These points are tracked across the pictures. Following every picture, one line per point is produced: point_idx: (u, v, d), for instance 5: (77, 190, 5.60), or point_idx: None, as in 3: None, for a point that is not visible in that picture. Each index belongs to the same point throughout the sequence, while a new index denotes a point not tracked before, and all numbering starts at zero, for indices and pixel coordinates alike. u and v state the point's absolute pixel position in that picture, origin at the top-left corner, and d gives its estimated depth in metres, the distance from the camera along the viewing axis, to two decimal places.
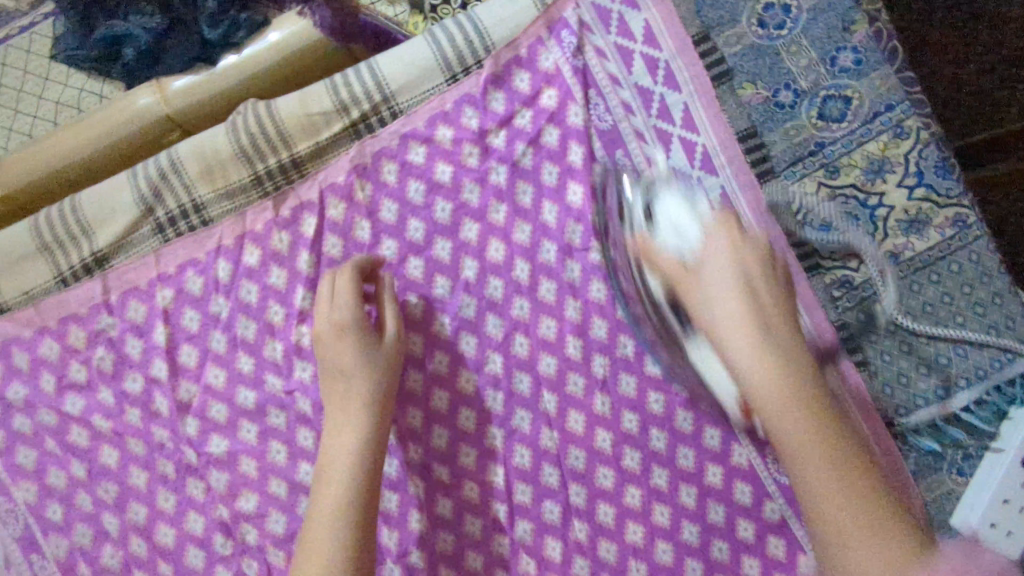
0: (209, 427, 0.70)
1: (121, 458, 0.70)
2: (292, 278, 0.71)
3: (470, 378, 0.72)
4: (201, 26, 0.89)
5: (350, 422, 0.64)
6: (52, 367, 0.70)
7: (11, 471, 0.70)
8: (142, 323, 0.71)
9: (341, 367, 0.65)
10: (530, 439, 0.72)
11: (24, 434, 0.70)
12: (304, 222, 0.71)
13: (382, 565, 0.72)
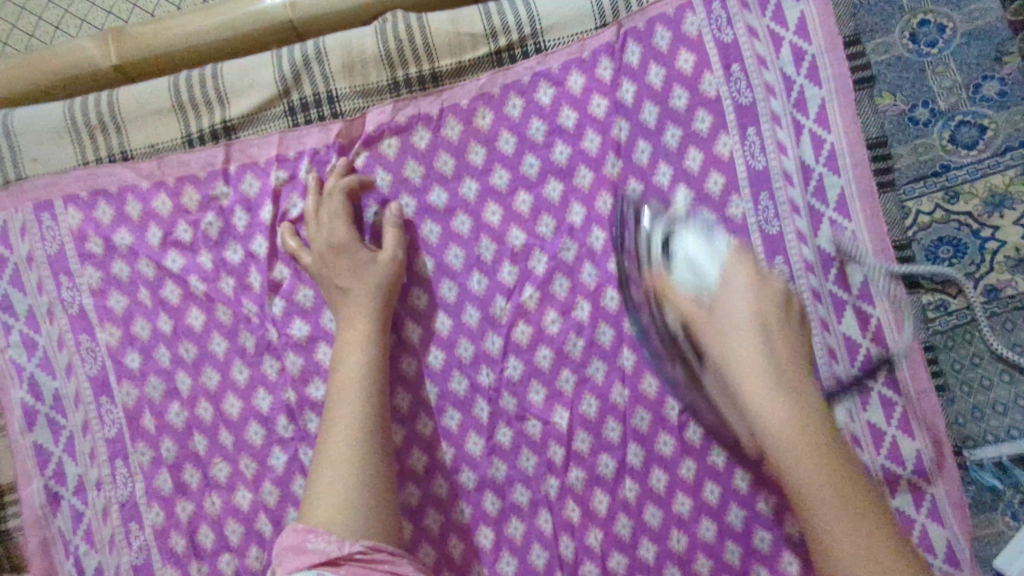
0: (295, 310, 0.72)
1: (206, 323, 0.72)
2: (399, 183, 0.71)
3: (556, 319, 0.72)
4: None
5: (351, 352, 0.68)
6: (161, 222, 0.72)
7: (102, 312, 0.72)
8: (253, 198, 0.72)
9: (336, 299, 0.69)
10: (600, 390, 0.72)
11: (122, 279, 0.72)
12: (417, 134, 0.71)
13: (429, 480, 0.72)
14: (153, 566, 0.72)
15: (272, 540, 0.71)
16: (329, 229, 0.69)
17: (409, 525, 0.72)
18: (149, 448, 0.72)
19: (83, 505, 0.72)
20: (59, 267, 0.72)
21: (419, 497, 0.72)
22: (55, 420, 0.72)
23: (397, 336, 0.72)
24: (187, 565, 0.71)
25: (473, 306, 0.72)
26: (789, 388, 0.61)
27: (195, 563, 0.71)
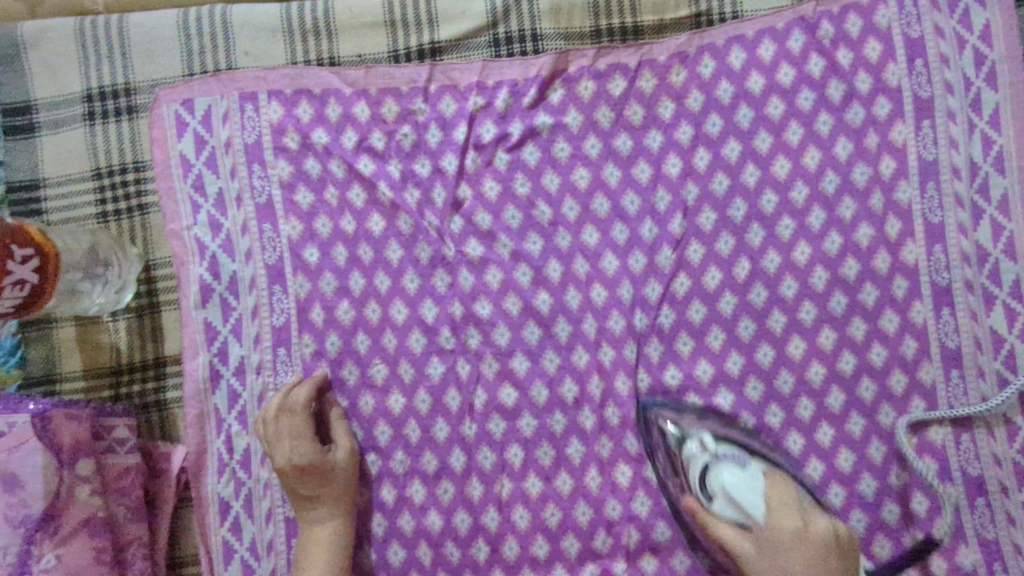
0: (471, 230, 0.75)
1: (385, 230, 0.75)
2: (587, 124, 0.75)
3: (716, 276, 0.74)
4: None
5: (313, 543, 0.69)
6: (357, 127, 0.75)
7: (289, 205, 0.75)
8: (449, 118, 0.75)
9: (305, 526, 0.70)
10: (747, 348, 0.74)
11: (312, 176, 0.75)
12: (613, 80, 0.75)
13: (576, 411, 0.74)
14: None
15: (418, 446, 0.74)
16: (285, 442, 0.70)
17: (549, 451, 0.74)
18: (313, 341, 0.74)
19: (241, 387, 0.74)
20: (254, 156, 0.75)
21: (564, 426, 0.74)
22: (227, 301, 0.74)
23: (562, 268, 0.74)
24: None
25: (640, 251, 0.74)
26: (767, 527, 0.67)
27: None
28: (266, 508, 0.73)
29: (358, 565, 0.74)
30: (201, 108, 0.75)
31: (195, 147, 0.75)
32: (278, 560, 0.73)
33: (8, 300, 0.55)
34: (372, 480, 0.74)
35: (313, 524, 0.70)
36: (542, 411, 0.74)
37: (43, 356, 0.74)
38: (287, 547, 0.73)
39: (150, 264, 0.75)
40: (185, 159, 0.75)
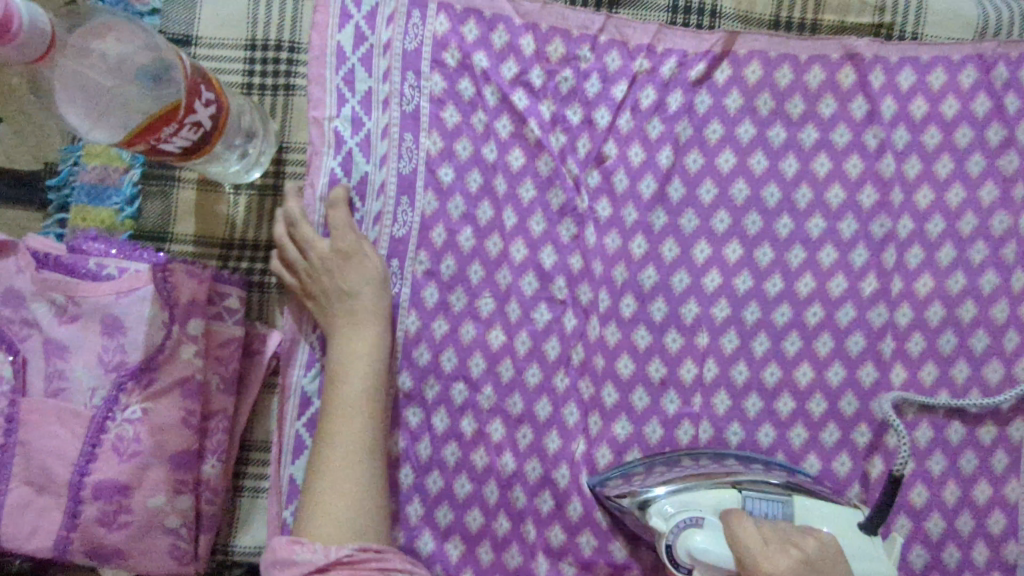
0: (606, 187, 0.75)
1: (525, 166, 0.75)
2: (746, 108, 0.74)
3: (840, 286, 0.74)
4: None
5: (348, 397, 0.66)
6: (516, 62, 0.75)
7: (437, 120, 0.74)
8: (612, 72, 0.75)
9: (337, 371, 0.67)
10: (851, 363, 0.73)
11: (462, 97, 0.74)
12: (781, 69, 0.74)
13: (665, 388, 0.74)
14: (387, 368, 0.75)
15: (506, 386, 0.74)
16: (323, 268, 0.69)
17: (631, 422, 0.74)
18: (426, 259, 0.74)
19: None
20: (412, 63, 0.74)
21: (651, 401, 0.74)
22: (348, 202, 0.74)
23: (684, 246, 0.75)
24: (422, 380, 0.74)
25: (768, 245, 0.74)
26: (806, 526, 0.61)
27: (431, 380, 0.74)
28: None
29: (421, 487, 0.74)
30: (369, 3, 0.74)
31: (354, 41, 0.74)
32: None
33: (182, 139, 0.57)
34: (452, 409, 0.74)
35: (343, 363, 0.67)
36: (633, 382, 0.74)
37: (159, 212, 0.73)
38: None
39: (283, 147, 0.75)
40: (342, 49, 0.73)
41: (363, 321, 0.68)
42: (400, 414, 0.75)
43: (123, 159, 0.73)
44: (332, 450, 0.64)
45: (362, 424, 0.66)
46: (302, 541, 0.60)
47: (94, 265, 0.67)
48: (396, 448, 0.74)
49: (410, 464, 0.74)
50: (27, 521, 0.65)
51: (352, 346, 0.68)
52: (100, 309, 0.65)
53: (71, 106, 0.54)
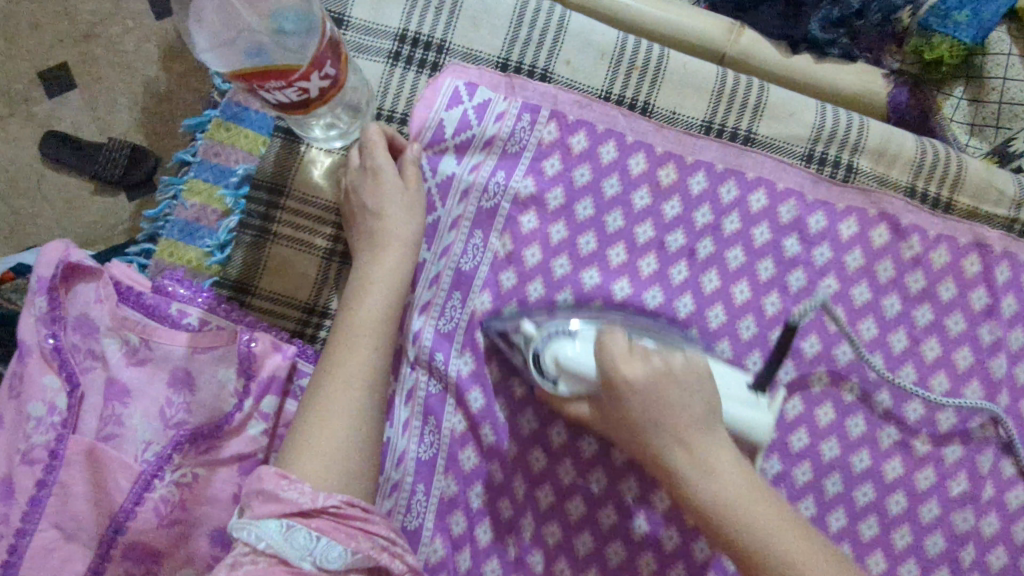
0: (700, 323, 0.71)
1: (597, 287, 0.71)
2: (864, 270, 0.71)
3: (928, 477, 0.70)
4: (810, 23, 0.88)
5: (374, 315, 0.60)
6: (625, 176, 0.72)
7: (524, 223, 0.71)
8: (725, 204, 0.72)
9: (367, 296, 0.61)
10: (926, 561, 0.69)
11: (558, 202, 0.71)
12: (907, 242, 0.71)
13: None
14: (435, 467, 0.70)
15: (559, 511, 0.69)
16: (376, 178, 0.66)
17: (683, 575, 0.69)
18: (502, 371, 0.70)
19: (416, 380, 0.70)
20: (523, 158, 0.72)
21: (706, 557, 0.69)
22: (429, 302, 0.71)
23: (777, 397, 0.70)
24: (472, 484, 0.70)
25: (862, 416, 0.70)
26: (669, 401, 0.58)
27: (476, 486, 0.70)
28: (387, 508, 0.69)
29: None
30: (481, 95, 0.71)
31: (459, 124, 0.71)
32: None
33: (281, 95, 0.52)
34: (499, 522, 0.69)
35: (370, 275, 0.62)
36: (691, 533, 0.69)
37: (246, 261, 0.70)
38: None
39: None
40: (440, 127, 0.71)
41: (389, 232, 0.64)
42: (445, 517, 0.70)
43: (225, 203, 0.71)
44: (342, 364, 0.57)
45: (373, 350, 0.59)
46: (290, 476, 0.51)
47: (174, 311, 0.65)
48: (435, 553, 0.69)
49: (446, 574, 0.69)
50: (48, 568, 0.61)
51: (382, 245, 0.64)
52: (170, 360, 0.63)
53: (205, 33, 0.54)
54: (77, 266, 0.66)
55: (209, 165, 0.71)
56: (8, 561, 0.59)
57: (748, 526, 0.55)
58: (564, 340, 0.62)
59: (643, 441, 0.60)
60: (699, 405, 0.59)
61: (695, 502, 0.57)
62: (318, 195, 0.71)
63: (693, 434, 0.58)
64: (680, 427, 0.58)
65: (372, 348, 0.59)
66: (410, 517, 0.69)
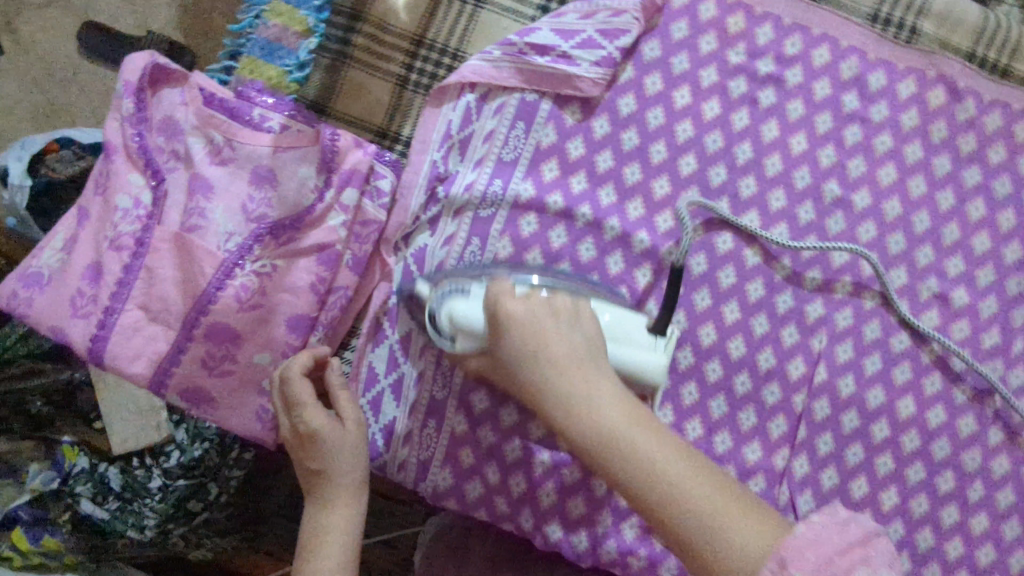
0: (756, 169, 0.74)
1: (661, 127, 0.74)
2: (918, 131, 0.75)
3: (963, 328, 0.74)
4: None
5: (322, 492, 0.63)
6: (694, 21, 0.74)
7: None
8: (788, 56, 0.75)
9: (315, 456, 0.63)
10: (953, 406, 0.74)
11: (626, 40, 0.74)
12: (962, 105, 0.74)
13: (764, 381, 0.74)
14: None
15: None
16: (305, 405, 0.63)
17: (724, 404, 0.74)
18: (563, 201, 0.73)
19: (468, 200, 0.72)
20: (631, 33, 0.72)
21: (746, 389, 0.74)
22: (494, 130, 0.73)
23: (825, 246, 0.74)
24: None
25: (905, 269, 0.74)
26: (585, 384, 0.56)
27: None
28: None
29: (492, 417, 0.72)
30: None
31: (565, 33, 0.73)
32: (423, 367, 0.72)
33: None
34: None
35: (309, 442, 0.62)
36: (734, 367, 0.74)
37: (323, 83, 0.73)
38: (434, 363, 0.71)
39: (457, 57, 0.74)
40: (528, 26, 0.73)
41: (314, 451, 0.63)
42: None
43: (305, 23, 0.72)
44: (308, 528, 0.62)
45: (347, 532, 0.62)
46: None
47: (257, 115, 0.67)
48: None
49: (485, 391, 0.71)
50: (133, 345, 0.64)
51: (305, 433, 0.63)
52: (252, 159, 0.66)
53: None
54: (162, 70, 0.68)
55: None
56: (97, 335, 0.64)
57: (744, 553, 0.50)
58: (456, 294, 0.63)
59: (597, 422, 0.55)
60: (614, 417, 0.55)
61: (659, 483, 0.53)
62: (394, 24, 0.73)
63: (598, 418, 0.55)
64: (591, 410, 0.55)
65: (331, 503, 0.62)
66: None
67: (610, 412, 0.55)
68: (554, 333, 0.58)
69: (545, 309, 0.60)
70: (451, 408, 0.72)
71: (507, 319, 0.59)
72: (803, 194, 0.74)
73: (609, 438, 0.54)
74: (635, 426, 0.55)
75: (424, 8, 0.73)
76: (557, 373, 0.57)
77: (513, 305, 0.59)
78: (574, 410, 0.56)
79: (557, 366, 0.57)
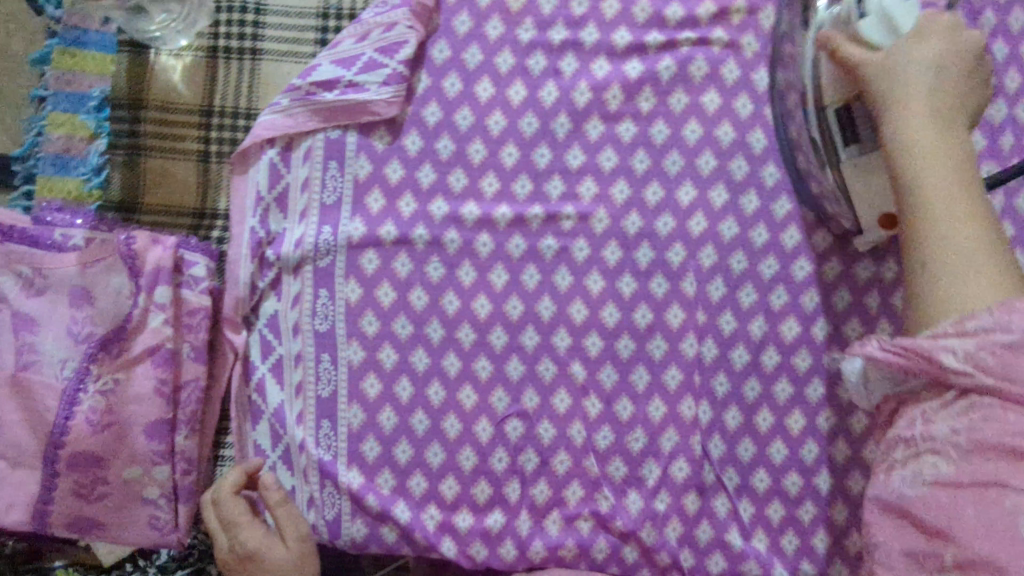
0: (578, 137, 0.72)
1: (473, 126, 0.72)
2: (729, 53, 0.73)
3: (826, 237, 0.72)
4: None
5: None
6: (474, 10, 0.73)
7: None
8: (577, 17, 0.73)
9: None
10: (838, 316, 0.71)
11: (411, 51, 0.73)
12: (764, 15, 0.73)
13: (647, 339, 0.72)
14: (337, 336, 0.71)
15: (470, 351, 0.72)
16: (240, 528, 0.67)
17: (614, 372, 0.72)
18: (397, 228, 0.72)
19: (302, 255, 0.71)
20: (409, 43, 0.71)
21: (631, 351, 0.72)
22: (309, 178, 0.72)
23: (668, 192, 0.72)
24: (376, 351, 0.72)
25: (754, 194, 0.72)
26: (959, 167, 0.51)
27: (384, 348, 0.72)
28: (296, 381, 0.71)
29: (386, 459, 0.71)
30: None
31: (345, 62, 0.71)
32: (306, 434, 0.71)
33: None
34: (416, 377, 0.72)
35: (250, 562, 0.66)
36: (612, 336, 0.72)
37: (126, 182, 0.71)
38: (316, 425, 0.71)
39: (251, 115, 0.72)
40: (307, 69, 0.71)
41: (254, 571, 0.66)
42: (356, 384, 0.72)
43: (88, 127, 0.71)
44: None
45: None
46: None
47: (59, 237, 0.65)
48: (355, 420, 0.71)
49: (374, 435, 0.71)
50: (3, 493, 0.64)
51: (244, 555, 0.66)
52: (68, 283, 0.65)
53: None
54: None
55: (64, 96, 0.70)
56: None
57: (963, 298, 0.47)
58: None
59: (935, 185, 0.50)
60: (980, 273, 0.47)
61: (945, 253, 0.49)
62: (179, 101, 0.72)
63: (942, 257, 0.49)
64: (943, 197, 0.50)
65: None
66: (323, 384, 0.72)
67: (942, 178, 0.50)
68: (945, 126, 0.52)
69: (945, 61, 0.53)
70: (344, 462, 0.71)
71: (907, 78, 0.53)
72: (633, 146, 0.72)
73: (947, 217, 0.49)
74: (964, 228, 0.49)
75: (203, 77, 0.72)
76: (901, 118, 0.53)
77: (908, 79, 0.53)
78: (928, 266, 0.49)
79: (935, 150, 0.51)
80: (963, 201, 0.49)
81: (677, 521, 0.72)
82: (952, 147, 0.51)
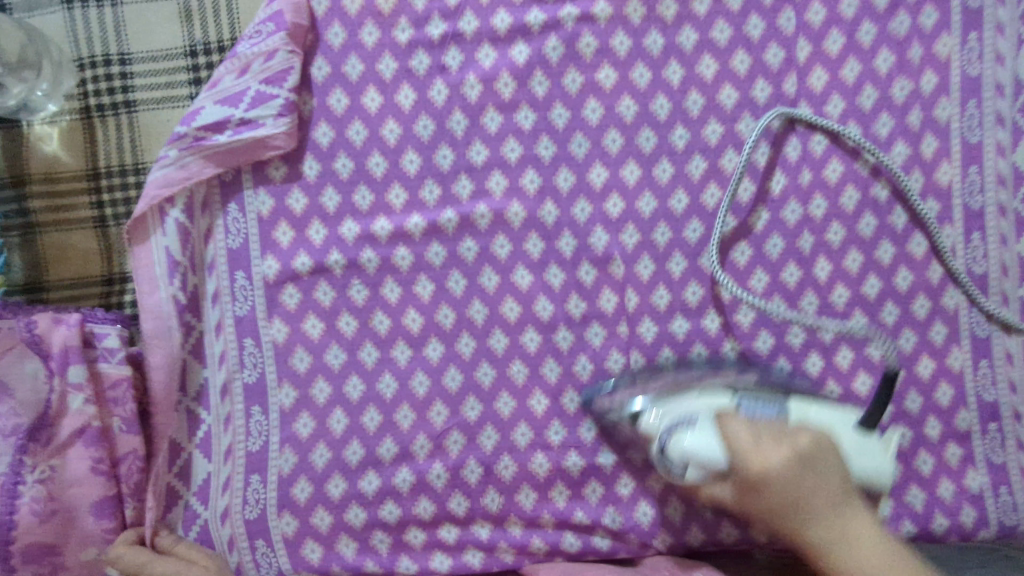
0: (477, 132, 0.70)
1: (368, 139, 0.70)
2: (616, 17, 0.70)
3: (747, 188, 0.70)
4: None
5: None
6: (346, 22, 0.70)
7: None
8: (452, 9, 0.70)
9: None
10: (773, 265, 0.69)
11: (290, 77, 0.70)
12: None
13: (584, 327, 0.70)
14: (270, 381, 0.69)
15: (406, 369, 0.69)
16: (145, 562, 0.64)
17: (556, 367, 0.69)
18: (311, 258, 0.69)
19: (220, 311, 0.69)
20: (295, 69, 0.68)
21: (570, 343, 0.69)
22: (213, 227, 0.70)
23: (579, 172, 0.70)
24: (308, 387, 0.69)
25: (666, 159, 0.70)
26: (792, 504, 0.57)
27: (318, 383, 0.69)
28: (227, 444, 0.69)
29: (339, 496, 0.69)
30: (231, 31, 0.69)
31: (230, 100, 0.68)
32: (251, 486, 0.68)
33: None
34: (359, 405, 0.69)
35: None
36: (548, 329, 0.70)
37: (27, 262, 0.74)
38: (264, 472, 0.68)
39: (140, 168, 0.75)
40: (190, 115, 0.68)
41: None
42: (288, 427, 0.69)
43: None
44: None
45: None
46: None
47: None
48: (287, 464, 0.69)
49: (305, 477, 0.69)
50: None
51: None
52: None
53: None
54: None
55: None
56: None
57: None
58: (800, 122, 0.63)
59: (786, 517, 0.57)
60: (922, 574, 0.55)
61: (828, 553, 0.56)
62: (63, 167, 0.75)
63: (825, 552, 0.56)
64: (791, 496, 0.56)
65: None
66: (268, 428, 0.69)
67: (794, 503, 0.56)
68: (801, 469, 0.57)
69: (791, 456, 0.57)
70: (294, 504, 0.68)
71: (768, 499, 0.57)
72: (534, 131, 0.70)
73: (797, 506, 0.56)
74: (833, 527, 0.56)
75: (82, 141, 0.75)
76: (779, 500, 0.57)
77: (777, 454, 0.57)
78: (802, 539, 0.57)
79: (804, 495, 0.56)
80: (851, 527, 0.56)
81: (647, 503, 0.69)
82: (829, 495, 0.56)
